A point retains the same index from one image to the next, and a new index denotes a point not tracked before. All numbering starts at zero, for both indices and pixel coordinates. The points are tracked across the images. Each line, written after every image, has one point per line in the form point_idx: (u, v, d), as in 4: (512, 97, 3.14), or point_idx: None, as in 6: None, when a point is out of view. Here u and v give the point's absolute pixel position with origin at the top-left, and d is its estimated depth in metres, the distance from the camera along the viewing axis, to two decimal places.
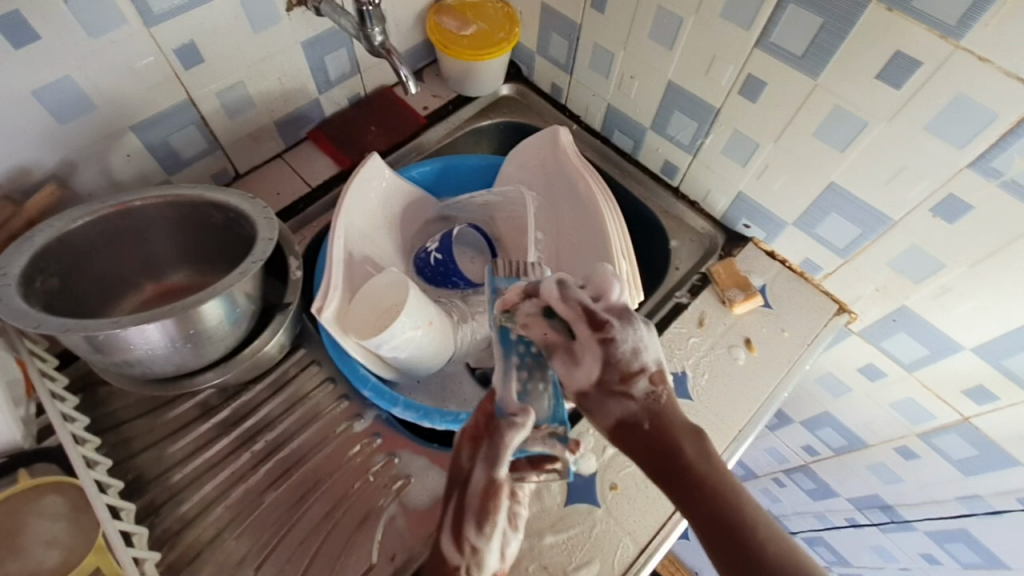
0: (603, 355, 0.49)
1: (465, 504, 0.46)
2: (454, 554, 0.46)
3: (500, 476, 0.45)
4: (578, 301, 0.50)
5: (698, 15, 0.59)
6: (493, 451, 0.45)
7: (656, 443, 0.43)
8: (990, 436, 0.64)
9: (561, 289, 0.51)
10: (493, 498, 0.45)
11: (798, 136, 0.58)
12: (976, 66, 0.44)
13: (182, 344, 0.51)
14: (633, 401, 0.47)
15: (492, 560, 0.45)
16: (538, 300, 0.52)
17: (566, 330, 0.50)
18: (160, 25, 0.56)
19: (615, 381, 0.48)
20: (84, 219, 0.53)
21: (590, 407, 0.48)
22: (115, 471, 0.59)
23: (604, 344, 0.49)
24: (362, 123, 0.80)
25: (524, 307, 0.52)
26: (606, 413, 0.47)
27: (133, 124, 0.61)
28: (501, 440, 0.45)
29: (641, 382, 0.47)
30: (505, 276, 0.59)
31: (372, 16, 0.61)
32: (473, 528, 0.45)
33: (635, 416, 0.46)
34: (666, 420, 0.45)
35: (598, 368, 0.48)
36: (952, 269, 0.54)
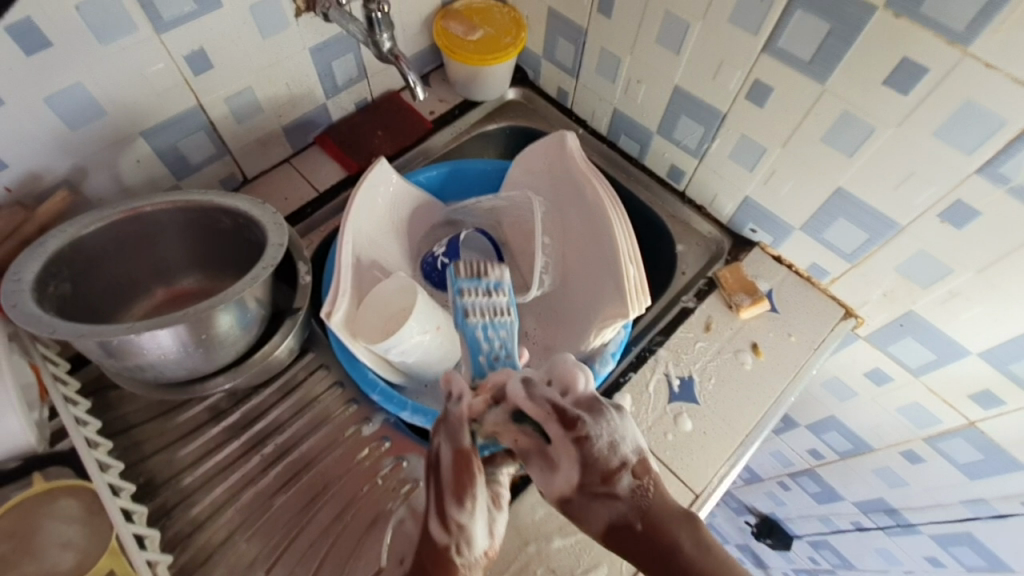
0: (578, 456, 0.46)
1: (441, 485, 0.47)
2: (441, 532, 0.45)
3: (464, 445, 0.48)
4: (547, 401, 0.47)
5: (705, 21, 0.59)
6: (453, 426, 0.49)
7: (654, 546, 0.42)
8: (997, 440, 0.64)
9: (527, 388, 0.49)
10: (466, 467, 0.47)
11: (805, 142, 0.58)
12: (983, 72, 0.44)
13: (194, 349, 0.52)
14: (620, 499, 0.44)
15: (479, 538, 0.46)
16: (505, 404, 0.49)
17: (539, 430, 0.47)
18: (170, 32, 0.57)
19: (597, 480, 0.45)
20: (97, 225, 0.53)
21: (577, 513, 0.46)
22: (126, 474, 0.59)
23: (577, 443, 0.46)
24: (369, 127, 0.81)
25: (491, 417, 0.49)
26: (596, 518, 0.45)
27: (143, 130, 0.62)
28: (456, 415, 0.50)
29: (623, 477, 0.45)
30: (467, 277, 0.60)
31: (381, 22, 0.62)
32: (454, 503, 0.46)
33: (625, 518, 0.44)
34: (656, 518, 0.43)
35: (578, 471, 0.45)
36: (959, 274, 0.54)
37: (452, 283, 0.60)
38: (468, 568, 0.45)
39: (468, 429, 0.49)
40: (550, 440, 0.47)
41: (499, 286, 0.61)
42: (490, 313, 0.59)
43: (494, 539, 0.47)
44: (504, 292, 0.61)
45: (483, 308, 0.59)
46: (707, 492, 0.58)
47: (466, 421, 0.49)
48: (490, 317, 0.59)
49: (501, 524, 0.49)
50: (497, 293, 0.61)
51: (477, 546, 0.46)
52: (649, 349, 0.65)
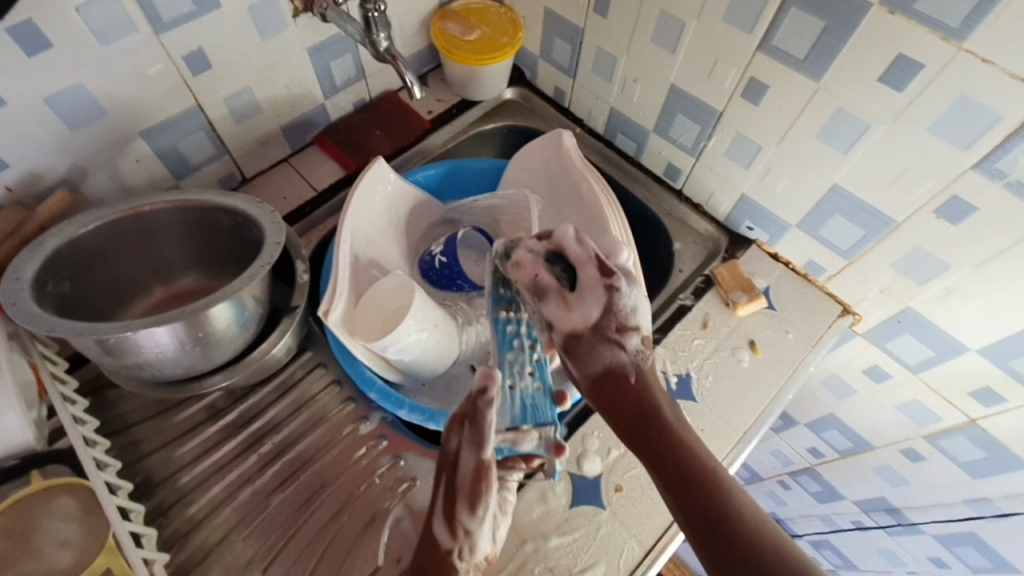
0: (605, 300, 0.52)
1: (455, 489, 0.48)
2: (447, 539, 0.47)
3: (486, 457, 0.48)
4: (592, 249, 0.54)
5: (700, 19, 0.59)
6: (478, 433, 0.48)
7: (639, 398, 0.49)
8: (997, 437, 0.64)
9: (577, 235, 0.54)
10: (484, 479, 0.48)
11: (801, 139, 0.58)
12: (978, 68, 0.44)
13: (192, 347, 0.52)
14: (623, 353, 0.52)
15: (482, 543, 0.48)
16: (551, 242, 0.55)
17: (571, 269, 0.54)
18: (169, 33, 0.57)
19: (611, 331, 0.52)
20: (95, 224, 0.54)
21: (578, 352, 0.53)
22: (124, 473, 0.60)
23: (608, 290, 0.52)
24: (367, 127, 0.81)
25: (530, 247, 0.55)
26: (595, 359, 0.52)
27: (143, 130, 0.62)
28: (482, 421, 0.49)
29: (633, 338, 0.52)
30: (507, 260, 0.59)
31: (377, 22, 0.62)
32: (466, 511, 0.47)
33: (622, 369, 0.51)
34: (646, 382, 0.50)
35: (598, 312, 0.52)
36: (957, 270, 0.54)
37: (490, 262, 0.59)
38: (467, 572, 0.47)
39: (490, 440, 0.49)
40: (578, 285, 0.54)
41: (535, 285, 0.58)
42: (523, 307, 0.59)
43: (496, 545, 0.49)
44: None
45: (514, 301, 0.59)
46: None
47: (489, 428, 0.49)
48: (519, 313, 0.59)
49: (503, 528, 0.50)
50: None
51: (480, 552, 0.47)
52: None
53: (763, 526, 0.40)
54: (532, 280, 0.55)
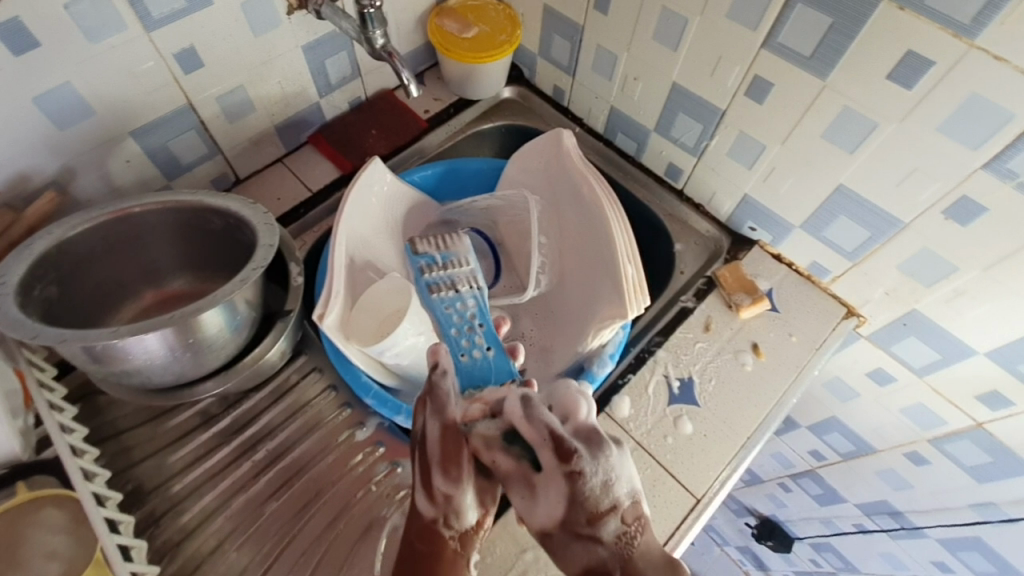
0: (568, 492, 0.42)
1: (427, 458, 0.47)
2: (427, 505, 0.47)
3: (452, 419, 0.48)
4: (547, 424, 0.44)
5: (703, 16, 0.58)
6: (440, 402, 0.49)
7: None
8: (1004, 442, 0.63)
9: (525, 405, 0.45)
10: (453, 442, 0.47)
11: (806, 138, 0.57)
12: (990, 65, 0.43)
13: (183, 354, 0.51)
14: (602, 544, 0.42)
15: (468, 507, 0.46)
16: (502, 417, 0.46)
17: (529, 448, 0.44)
18: (160, 29, 0.56)
19: (582, 520, 0.42)
20: (83, 227, 0.52)
21: (556, 549, 0.44)
22: (115, 482, 0.58)
23: (568, 478, 0.42)
24: (363, 127, 0.80)
25: (483, 428, 0.46)
26: (572, 558, 0.43)
27: (133, 130, 0.60)
28: (442, 389, 0.49)
29: (612, 521, 0.42)
30: (426, 253, 0.61)
31: (373, 18, 0.60)
32: (440, 476, 0.46)
33: (605, 567, 0.41)
34: (637, 569, 0.40)
35: (563, 507, 0.42)
36: (965, 272, 0.53)
37: (412, 262, 0.61)
38: (457, 538, 0.46)
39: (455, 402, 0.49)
40: (540, 466, 0.44)
41: (453, 257, 0.61)
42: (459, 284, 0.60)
43: (486, 508, 0.48)
44: (466, 263, 0.61)
45: (445, 282, 0.60)
46: (709, 496, 0.57)
47: (451, 397, 0.49)
48: (452, 290, 0.59)
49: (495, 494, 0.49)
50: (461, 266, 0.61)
51: (466, 517, 0.46)
52: (648, 349, 0.64)
53: None
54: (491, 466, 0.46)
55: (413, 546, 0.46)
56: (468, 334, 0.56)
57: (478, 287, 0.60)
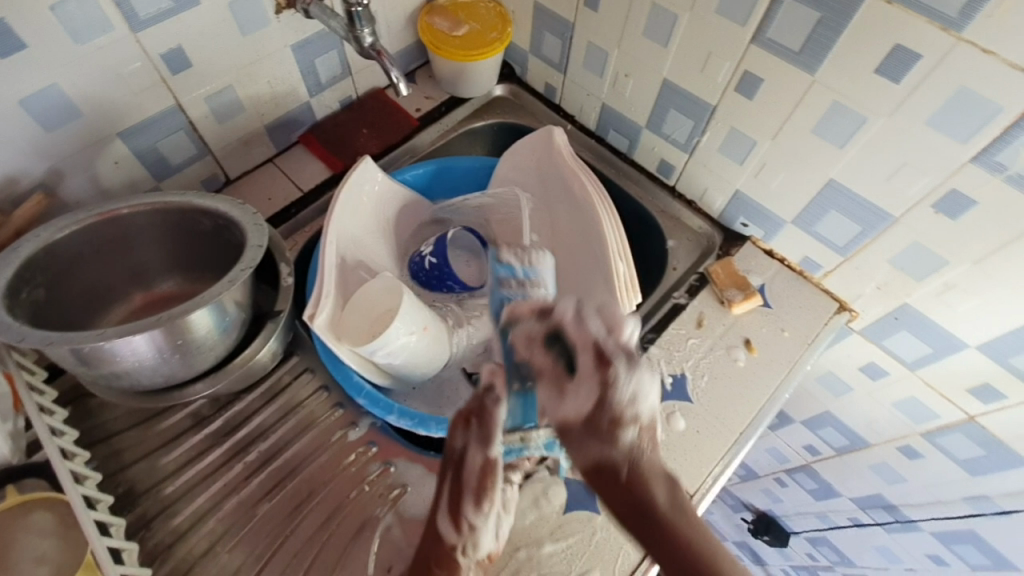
0: (600, 394, 0.43)
1: (461, 485, 0.47)
2: (451, 531, 0.47)
3: (494, 454, 0.47)
4: (591, 334, 0.46)
5: (693, 12, 0.58)
6: (485, 431, 0.48)
7: (637, 499, 0.41)
8: (996, 435, 0.63)
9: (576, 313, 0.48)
10: (490, 475, 0.47)
11: (796, 133, 0.57)
12: (979, 57, 0.43)
13: (173, 356, 0.51)
14: (616, 448, 0.43)
15: (486, 539, 0.48)
16: (550, 320, 0.48)
17: (568, 354, 0.46)
18: (146, 30, 0.55)
19: (603, 424, 0.43)
20: (70, 229, 0.52)
21: (570, 442, 0.45)
22: (106, 485, 0.58)
23: (603, 382, 0.44)
24: (354, 126, 0.80)
25: (527, 327, 0.49)
26: (582, 452, 0.44)
27: (120, 131, 0.60)
28: (491, 418, 0.48)
29: (630, 431, 0.43)
30: (507, 263, 0.57)
31: (361, 17, 0.59)
32: (471, 506, 0.47)
33: (613, 464, 0.43)
34: (643, 472, 0.42)
35: (591, 405, 0.43)
36: (955, 265, 0.53)
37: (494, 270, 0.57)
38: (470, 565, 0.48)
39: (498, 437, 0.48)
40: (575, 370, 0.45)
41: (534, 276, 0.56)
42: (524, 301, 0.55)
43: (497, 542, 0.50)
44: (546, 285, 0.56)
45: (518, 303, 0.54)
46: (701, 492, 0.57)
47: (495, 426, 0.48)
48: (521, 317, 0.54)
49: (506, 527, 0.50)
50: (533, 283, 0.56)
51: (482, 546, 0.48)
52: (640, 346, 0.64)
53: None
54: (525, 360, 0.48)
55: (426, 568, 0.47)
56: None
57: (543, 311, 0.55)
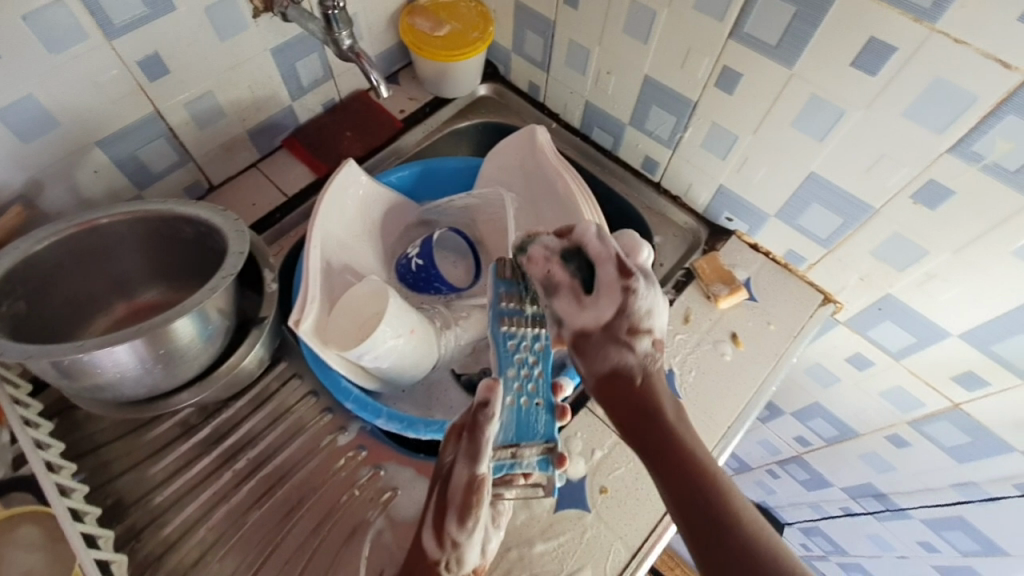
0: (620, 302, 0.49)
1: (446, 501, 0.46)
2: (435, 547, 0.46)
3: (480, 472, 0.45)
4: (613, 249, 0.51)
5: (671, 8, 0.58)
6: (473, 447, 0.46)
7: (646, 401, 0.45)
8: (981, 422, 0.63)
9: (597, 235, 0.52)
10: (475, 494, 0.45)
11: (777, 127, 0.57)
12: (952, 48, 0.43)
13: (158, 365, 0.50)
14: (632, 354, 0.48)
15: (470, 555, 0.47)
16: (570, 239, 0.53)
17: (589, 267, 0.51)
18: (121, 37, 0.55)
19: (622, 332, 0.49)
20: (49, 240, 0.51)
21: (586, 350, 0.50)
22: (94, 497, 0.58)
23: (625, 292, 0.49)
24: (337, 129, 0.79)
25: (548, 243, 0.53)
26: (603, 358, 0.49)
27: (99, 139, 0.59)
28: (480, 435, 0.46)
29: (645, 340, 0.49)
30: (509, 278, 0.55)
31: (338, 19, 0.59)
32: (455, 523, 0.45)
33: (629, 370, 0.48)
34: (653, 382, 0.47)
35: (612, 313, 0.49)
36: (935, 255, 0.54)
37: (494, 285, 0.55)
38: None
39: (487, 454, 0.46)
40: (595, 285, 0.51)
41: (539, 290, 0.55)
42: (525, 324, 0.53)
43: (484, 556, 0.49)
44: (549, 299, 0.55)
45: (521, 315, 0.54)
46: None
47: (485, 443, 0.46)
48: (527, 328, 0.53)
49: (494, 542, 0.50)
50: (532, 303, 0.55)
51: (467, 563, 0.47)
52: None
53: (750, 531, 0.37)
54: (544, 275, 0.52)
55: None
56: (525, 380, 0.51)
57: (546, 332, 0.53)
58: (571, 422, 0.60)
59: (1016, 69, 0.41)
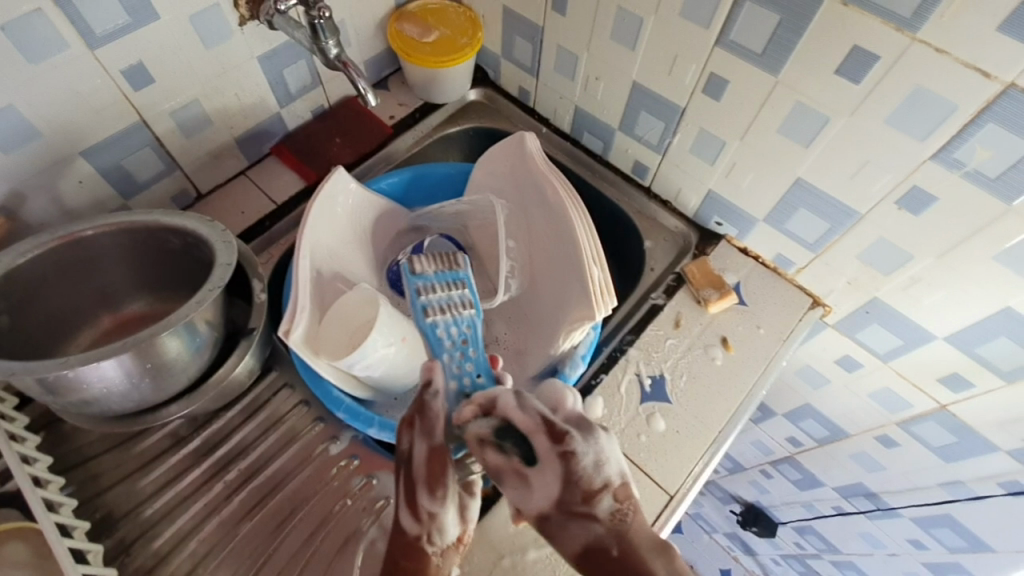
0: (563, 471, 0.46)
1: (413, 478, 0.49)
2: (412, 523, 0.48)
3: (439, 442, 0.49)
4: (538, 414, 0.48)
5: (658, 15, 0.58)
6: (428, 424, 0.50)
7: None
8: (966, 423, 0.64)
9: (518, 399, 0.49)
10: (440, 462, 0.49)
11: (763, 133, 0.58)
12: (934, 57, 0.43)
13: (146, 378, 0.50)
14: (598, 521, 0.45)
15: (450, 524, 0.48)
16: (496, 416, 0.48)
17: (526, 439, 0.47)
18: (105, 47, 0.54)
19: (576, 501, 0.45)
20: (32, 253, 0.50)
21: (553, 531, 0.46)
22: (83, 511, 0.57)
23: (564, 458, 0.46)
24: (327, 135, 0.79)
25: (477, 428, 0.48)
26: (571, 538, 0.45)
27: (83, 150, 0.59)
28: (432, 412, 0.51)
29: (605, 499, 0.45)
30: (423, 273, 0.62)
31: (324, 28, 0.59)
32: (425, 494, 0.48)
33: (602, 542, 0.44)
34: (631, 544, 0.43)
35: (558, 487, 0.46)
36: (920, 260, 0.54)
37: (409, 282, 0.61)
38: (439, 554, 0.48)
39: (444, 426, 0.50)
40: (535, 458, 0.47)
41: (459, 278, 0.63)
42: (450, 309, 0.61)
43: (465, 524, 0.49)
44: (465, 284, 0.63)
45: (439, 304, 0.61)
46: (683, 492, 0.58)
47: (439, 419, 0.51)
48: (446, 313, 0.60)
49: (474, 510, 0.51)
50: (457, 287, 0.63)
51: (448, 534, 0.48)
52: (619, 349, 0.65)
53: None
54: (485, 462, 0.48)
55: (399, 563, 0.47)
56: (459, 360, 0.58)
57: (472, 314, 0.61)
58: None
59: (996, 78, 0.42)
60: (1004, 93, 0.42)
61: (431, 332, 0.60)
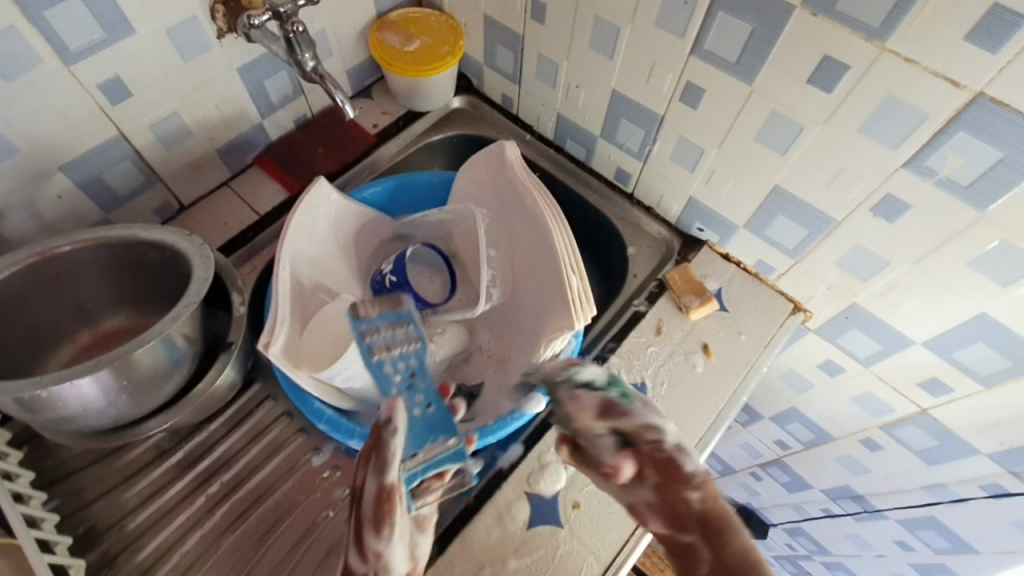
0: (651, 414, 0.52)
1: (361, 516, 0.47)
2: (357, 563, 0.46)
3: (390, 481, 0.47)
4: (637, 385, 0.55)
5: (634, 24, 0.58)
6: (382, 459, 0.48)
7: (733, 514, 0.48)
8: (947, 427, 0.64)
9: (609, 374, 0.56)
10: (389, 502, 0.47)
11: (740, 142, 0.58)
12: (903, 66, 0.43)
13: (124, 395, 0.50)
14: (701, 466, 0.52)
15: (396, 562, 0.47)
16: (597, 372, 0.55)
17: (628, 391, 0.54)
18: (79, 62, 0.54)
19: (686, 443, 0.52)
20: (7, 270, 0.50)
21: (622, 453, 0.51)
22: (66, 525, 0.57)
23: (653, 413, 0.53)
24: (309, 145, 0.79)
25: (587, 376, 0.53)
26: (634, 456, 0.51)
27: (60, 165, 0.59)
28: (387, 448, 0.48)
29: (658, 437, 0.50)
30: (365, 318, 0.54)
31: (300, 42, 0.59)
32: (372, 533, 0.46)
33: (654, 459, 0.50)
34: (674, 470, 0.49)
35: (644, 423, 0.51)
36: (896, 266, 0.54)
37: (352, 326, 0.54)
38: None
39: (397, 462, 0.48)
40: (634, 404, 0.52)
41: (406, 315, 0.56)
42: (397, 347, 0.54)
43: (414, 561, 0.50)
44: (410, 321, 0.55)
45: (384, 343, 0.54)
46: None
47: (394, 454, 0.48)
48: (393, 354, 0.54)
49: (423, 546, 0.51)
50: (404, 325, 0.55)
51: (395, 571, 0.47)
52: (601, 356, 0.65)
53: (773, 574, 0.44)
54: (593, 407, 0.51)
55: None
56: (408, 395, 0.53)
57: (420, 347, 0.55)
58: (545, 437, 0.60)
59: (964, 87, 0.41)
60: (972, 103, 0.42)
61: (379, 371, 0.53)
